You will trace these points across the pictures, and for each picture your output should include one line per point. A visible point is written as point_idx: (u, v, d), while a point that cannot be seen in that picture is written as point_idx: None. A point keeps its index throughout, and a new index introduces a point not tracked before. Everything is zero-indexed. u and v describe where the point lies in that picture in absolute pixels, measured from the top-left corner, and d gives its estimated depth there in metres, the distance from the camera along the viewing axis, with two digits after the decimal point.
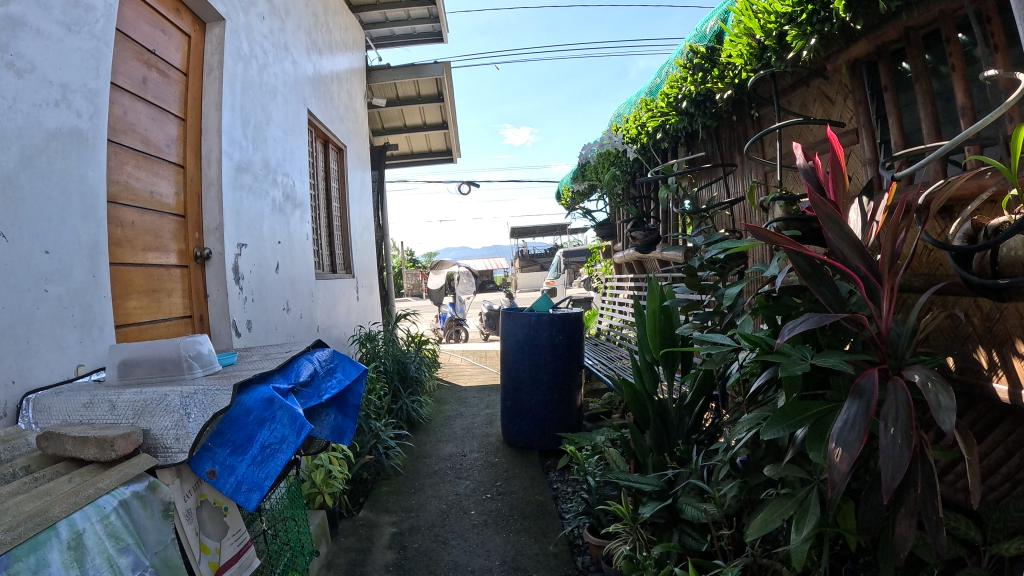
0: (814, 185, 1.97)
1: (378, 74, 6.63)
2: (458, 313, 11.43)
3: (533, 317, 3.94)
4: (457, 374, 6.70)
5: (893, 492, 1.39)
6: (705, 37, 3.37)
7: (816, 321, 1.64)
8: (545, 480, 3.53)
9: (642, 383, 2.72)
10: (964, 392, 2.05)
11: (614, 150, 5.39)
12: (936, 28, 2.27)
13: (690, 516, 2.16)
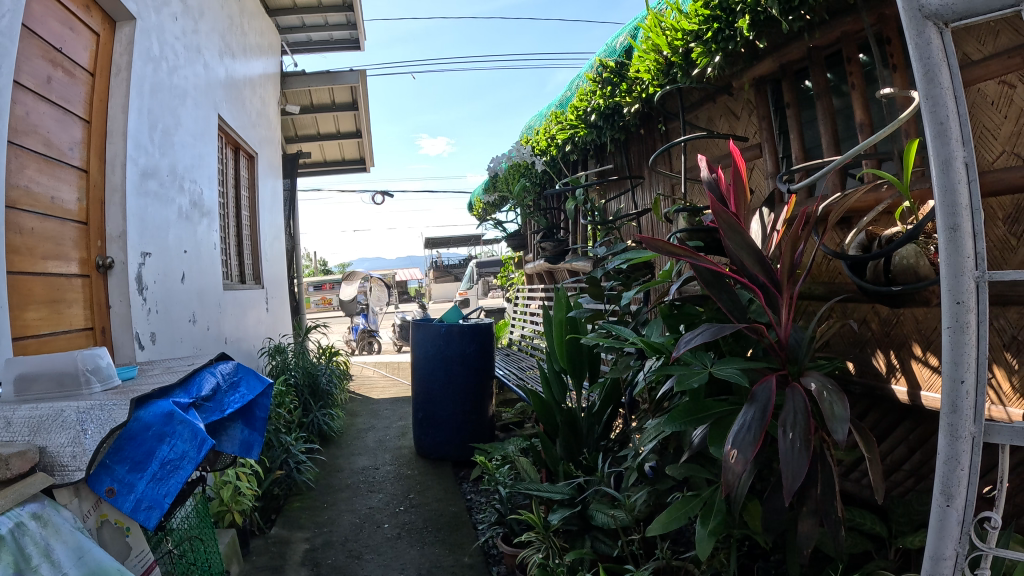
0: (717, 197, 2.04)
1: (293, 80, 6.49)
2: (370, 324, 11.28)
3: (442, 327, 3.92)
4: (370, 385, 6.60)
5: (795, 495, 1.42)
6: (615, 52, 3.44)
7: (712, 331, 1.69)
8: (459, 491, 3.51)
9: (551, 394, 2.75)
10: (864, 394, 2.16)
11: (523, 162, 5.44)
12: (838, 48, 2.39)
13: (600, 523, 2.16)
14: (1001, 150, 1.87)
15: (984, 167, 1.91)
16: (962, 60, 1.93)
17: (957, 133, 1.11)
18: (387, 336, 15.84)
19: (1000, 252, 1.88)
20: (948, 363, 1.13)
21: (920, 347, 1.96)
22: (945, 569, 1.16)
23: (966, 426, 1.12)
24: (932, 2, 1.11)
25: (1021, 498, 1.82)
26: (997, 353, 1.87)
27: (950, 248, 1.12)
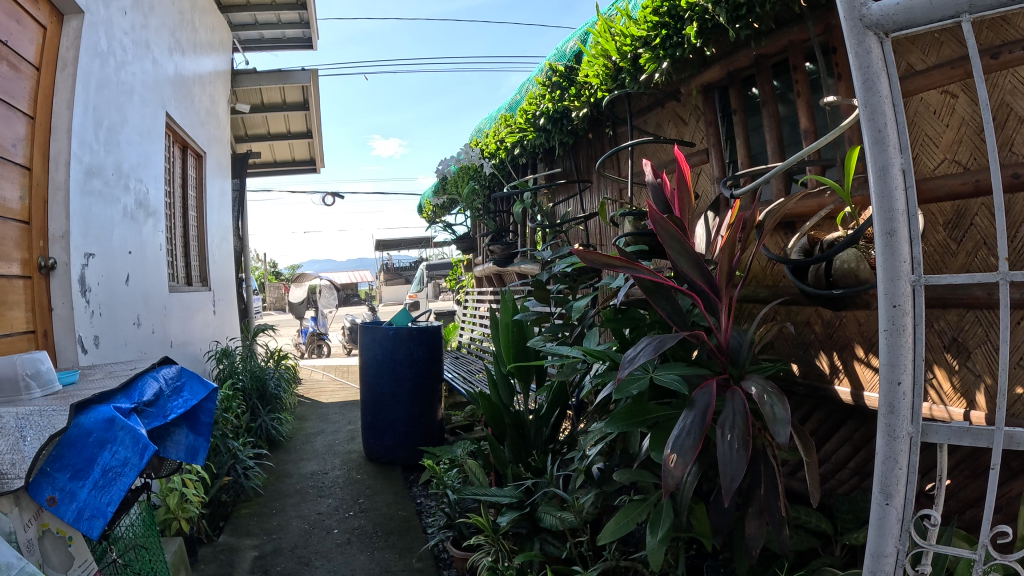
0: (661, 203, 2.07)
1: (244, 78, 6.37)
2: (320, 327, 11.13)
3: (390, 330, 3.89)
4: (319, 389, 6.51)
5: (734, 497, 1.43)
6: (565, 56, 3.46)
7: (655, 346, 1.65)
8: (408, 495, 3.48)
9: (498, 395, 2.72)
10: (808, 394, 2.20)
11: (472, 164, 5.43)
12: (784, 57, 2.44)
13: (549, 525, 2.17)
14: (942, 157, 1.92)
15: (925, 174, 1.96)
16: (905, 70, 1.99)
17: (894, 140, 1.14)
18: (336, 339, 15.67)
19: (940, 257, 1.93)
20: (885, 364, 1.16)
21: (862, 348, 2.01)
22: (886, 565, 1.18)
23: (903, 427, 1.15)
24: (873, 12, 1.14)
25: (963, 494, 1.87)
26: (937, 354, 1.92)
27: (887, 252, 1.15)
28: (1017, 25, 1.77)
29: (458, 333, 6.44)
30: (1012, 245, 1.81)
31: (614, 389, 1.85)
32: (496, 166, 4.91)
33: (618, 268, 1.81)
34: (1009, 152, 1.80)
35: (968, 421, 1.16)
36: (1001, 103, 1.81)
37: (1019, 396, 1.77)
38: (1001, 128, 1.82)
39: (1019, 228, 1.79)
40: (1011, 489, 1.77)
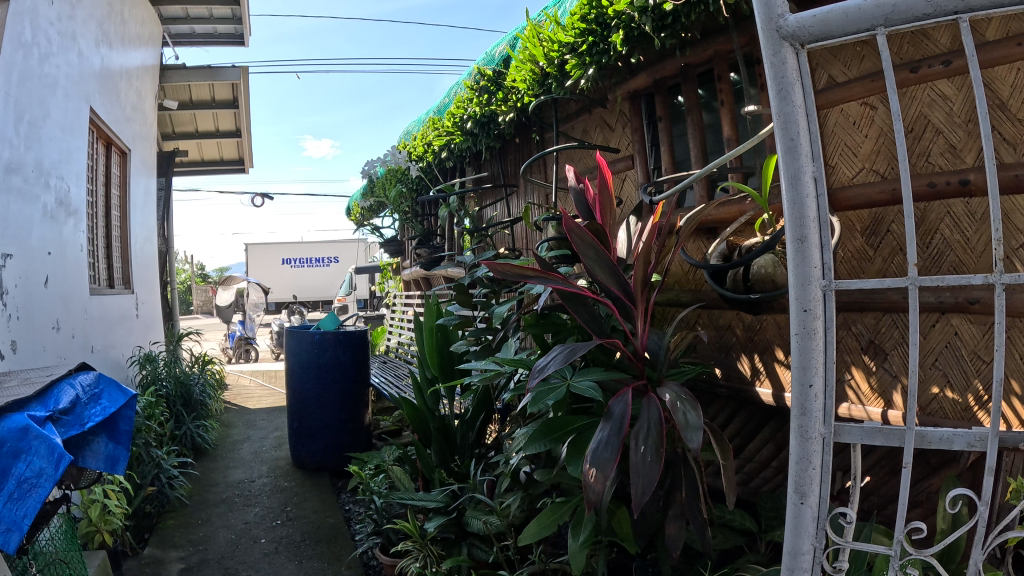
0: (584, 209, 2.08)
1: (172, 73, 6.19)
2: (247, 332, 10.86)
3: (316, 334, 3.81)
4: (246, 395, 6.34)
5: (644, 510, 1.41)
6: (493, 60, 3.47)
7: (565, 355, 1.65)
8: (336, 502, 3.42)
9: (424, 401, 2.70)
10: (731, 396, 2.26)
11: (399, 167, 5.40)
12: (709, 67, 2.49)
13: (475, 530, 2.16)
14: (860, 166, 1.99)
15: (844, 182, 2.03)
16: (827, 82, 2.05)
17: (806, 149, 1.18)
18: (264, 343, 15.33)
19: (857, 262, 2.00)
20: (797, 368, 1.19)
21: (782, 351, 2.07)
22: (803, 563, 1.21)
23: (815, 427, 1.18)
24: (789, 24, 1.17)
25: (882, 491, 1.94)
26: (855, 356, 1.99)
27: (798, 258, 1.18)
28: (934, 42, 1.85)
29: (385, 337, 6.37)
30: (926, 251, 1.88)
31: (529, 400, 1.80)
32: (423, 169, 4.88)
33: (530, 278, 1.78)
34: (926, 162, 1.88)
35: (880, 421, 1.20)
36: (918, 115, 1.89)
37: (933, 395, 1.85)
38: (918, 138, 1.90)
39: (933, 234, 1.87)
40: (927, 484, 1.85)
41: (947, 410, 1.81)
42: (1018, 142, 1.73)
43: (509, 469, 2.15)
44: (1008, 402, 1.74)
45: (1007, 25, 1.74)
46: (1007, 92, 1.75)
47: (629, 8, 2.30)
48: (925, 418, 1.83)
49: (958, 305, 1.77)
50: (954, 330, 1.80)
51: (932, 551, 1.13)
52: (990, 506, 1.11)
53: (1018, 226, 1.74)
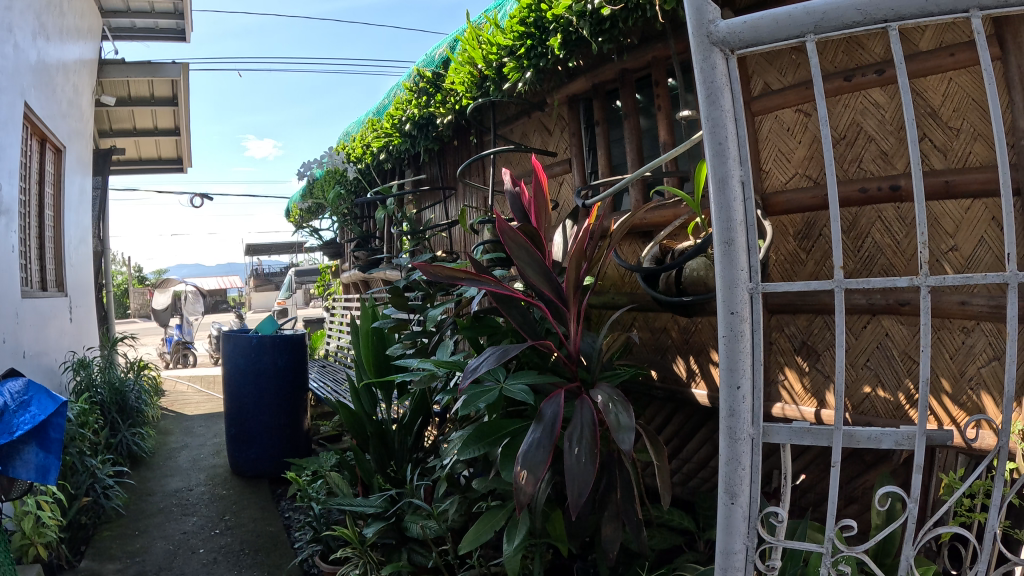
0: (519, 212, 2.05)
1: (111, 68, 6.01)
2: (185, 336, 10.59)
3: (253, 338, 3.72)
4: (183, 401, 6.18)
5: (579, 510, 1.42)
6: (433, 62, 3.46)
7: (498, 355, 1.65)
8: (276, 510, 3.36)
9: (360, 404, 2.64)
10: (666, 398, 2.32)
11: (337, 168, 5.35)
12: (647, 72, 2.53)
13: (414, 535, 2.13)
14: (793, 172, 2.04)
15: (777, 187, 2.08)
16: (763, 89, 2.10)
17: (733, 153, 1.20)
18: (202, 347, 14.99)
19: (790, 266, 2.06)
20: (726, 370, 1.21)
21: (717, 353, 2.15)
22: (736, 562, 1.23)
23: (744, 429, 1.20)
24: (720, 29, 1.19)
25: (818, 488, 1.99)
26: (788, 357, 2.04)
27: (725, 260, 1.20)
28: (868, 50, 1.89)
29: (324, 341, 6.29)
30: (857, 255, 1.94)
31: (461, 404, 1.77)
32: (361, 171, 4.84)
33: (462, 281, 1.78)
34: (858, 168, 1.94)
35: (809, 421, 1.22)
36: (852, 122, 1.94)
37: (866, 394, 1.90)
38: (850, 145, 1.95)
39: (864, 238, 1.92)
40: (861, 481, 1.90)
41: (879, 408, 1.86)
42: (949, 148, 1.80)
43: (445, 472, 2.14)
44: (938, 400, 1.79)
45: (941, 35, 1.79)
46: (938, 101, 1.81)
47: (568, 12, 2.31)
48: (857, 416, 1.89)
49: (888, 306, 1.83)
50: (885, 331, 1.86)
51: (862, 548, 1.15)
52: (918, 503, 1.13)
53: (947, 230, 1.80)
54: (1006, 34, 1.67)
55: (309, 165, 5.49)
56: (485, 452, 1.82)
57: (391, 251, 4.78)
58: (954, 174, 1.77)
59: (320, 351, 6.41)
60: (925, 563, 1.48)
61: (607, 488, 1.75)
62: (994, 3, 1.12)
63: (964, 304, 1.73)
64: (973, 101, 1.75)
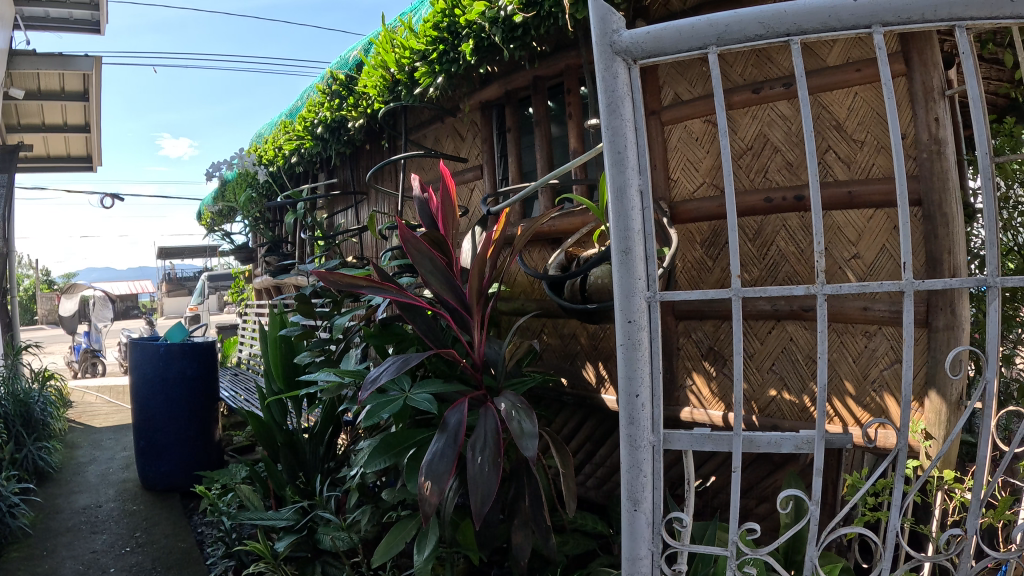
0: (427, 218, 1.99)
1: (20, 59, 5.72)
2: (94, 344, 10.19)
3: (161, 347, 3.50)
4: (93, 412, 5.93)
5: (483, 520, 1.43)
6: (347, 65, 3.42)
7: (398, 365, 1.65)
8: (188, 525, 3.22)
9: (270, 414, 2.56)
10: (577, 403, 2.38)
11: (249, 171, 5.25)
12: (559, 80, 2.56)
13: (326, 548, 2.09)
14: (701, 181, 2.09)
15: (685, 196, 2.13)
16: (673, 99, 2.13)
17: (632, 163, 1.22)
18: (111, 355, 14.37)
19: (698, 272, 2.11)
20: (624, 379, 1.22)
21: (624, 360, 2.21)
22: (642, 568, 1.24)
23: (644, 436, 1.22)
24: (623, 39, 1.21)
25: (728, 490, 2.04)
26: (696, 362, 2.09)
27: (623, 269, 1.22)
28: (777, 64, 1.95)
29: (237, 348, 6.10)
30: (763, 262, 2.00)
31: (366, 415, 1.72)
32: (273, 174, 4.76)
33: (362, 288, 1.78)
34: (763, 178, 1.99)
35: (709, 428, 1.25)
36: (759, 134, 2.00)
37: (772, 397, 1.95)
38: (757, 155, 2.00)
39: (769, 246, 1.99)
40: (770, 481, 1.96)
41: (785, 411, 1.92)
42: (853, 160, 1.87)
43: (356, 482, 2.10)
44: (842, 402, 1.86)
45: (848, 51, 1.86)
46: (844, 114, 1.88)
47: (480, 18, 2.31)
48: (764, 419, 1.94)
49: (793, 312, 1.89)
50: (789, 336, 1.92)
51: (767, 549, 1.18)
52: (820, 506, 1.17)
53: (850, 238, 1.87)
54: (912, 52, 1.73)
55: (221, 166, 5.35)
56: (390, 463, 1.79)
57: (304, 256, 4.71)
58: (857, 186, 1.84)
59: (232, 358, 6.21)
60: (831, 560, 1.50)
61: (515, 495, 1.75)
62: (896, 20, 1.15)
63: (866, 309, 1.79)
64: (878, 116, 1.82)
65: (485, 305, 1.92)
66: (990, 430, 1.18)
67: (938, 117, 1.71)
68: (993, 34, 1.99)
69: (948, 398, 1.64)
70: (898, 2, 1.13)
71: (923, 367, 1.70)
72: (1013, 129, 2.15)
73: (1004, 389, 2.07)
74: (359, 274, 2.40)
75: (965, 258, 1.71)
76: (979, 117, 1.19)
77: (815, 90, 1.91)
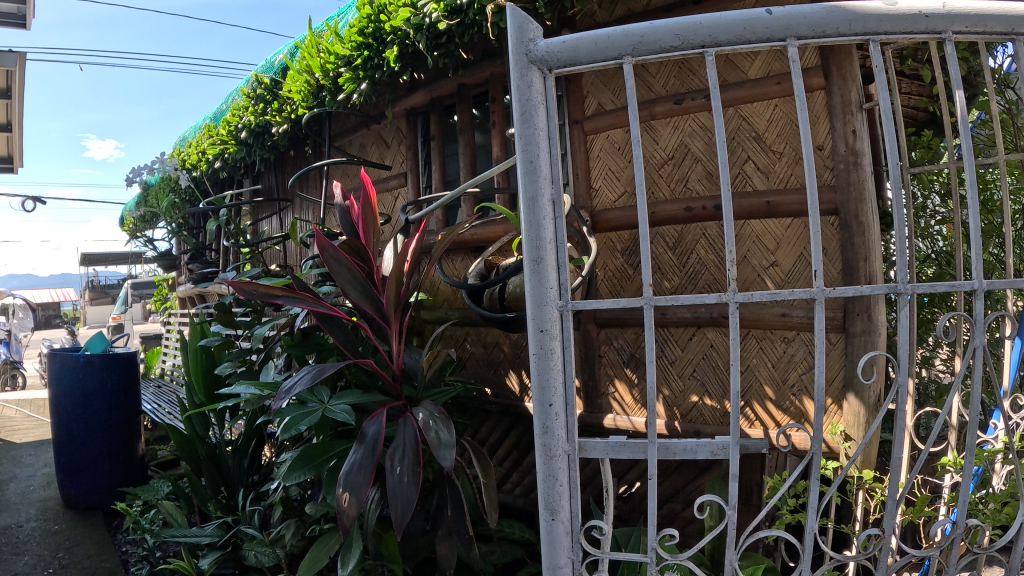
0: (348, 227, 1.98)
1: None
2: (11, 355, 9.77)
3: (81, 358, 3.33)
4: (9, 428, 5.64)
5: (404, 530, 1.42)
6: (272, 69, 3.38)
7: (314, 374, 1.65)
8: (112, 543, 3.01)
9: (193, 426, 2.47)
10: (500, 412, 2.45)
11: (172, 176, 5.13)
12: (483, 89, 2.59)
13: (252, 564, 2.03)
14: (622, 191, 2.14)
15: (606, 205, 2.17)
16: (597, 109, 2.17)
17: (545, 172, 1.21)
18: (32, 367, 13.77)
19: (618, 281, 2.15)
20: (537, 389, 1.22)
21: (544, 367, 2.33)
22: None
23: (559, 445, 1.22)
24: (539, 48, 1.21)
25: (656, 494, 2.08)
26: (618, 369, 2.16)
27: (535, 279, 1.21)
28: (698, 76, 1.99)
29: (160, 359, 5.86)
30: (683, 270, 2.05)
31: (282, 428, 1.68)
32: (196, 179, 4.66)
33: (278, 298, 1.76)
34: (684, 187, 2.04)
35: (626, 436, 1.23)
36: (680, 144, 2.04)
37: (693, 403, 1.99)
38: (678, 165, 2.05)
39: (689, 254, 2.03)
40: (696, 485, 2.03)
41: (706, 416, 1.96)
42: (771, 171, 1.92)
43: (279, 494, 2.05)
44: (762, 406, 1.90)
45: (769, 64, 1.90)
46: (763, 126, 1.93)
47: (405, 25, 2.31)
48: (687, 424, 1.98)
49: (713, 319, 1.94)
50: (709, 342, 1.97)
51: (687, 556, 1.16)
52: (737, 511, 1.15)
53: (768, 246, 1.93)
54: (831, 66, 1.79)
55: (142, 170, 5.19)
56: (310, 475, 1.75)
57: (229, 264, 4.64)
58: (774, 196, 1.90)
59: (156, 369, 5.98)
60: (755, 561, 1.53)
61: (438, 506, 1.74)
62: (811, 33, 1.17)
63: (784, 316, 1.85)
64: (796, 127, 1.87)
65: (402, 314, 1.92)
66: (903, 427, 1.16)
67: (855, 129, 1.77)
68: (914, 51, 2.07)
69: (866, 400, 1.69)
70: (812, 17, 1.16)
71: (840, 372, 1.76)
72: (929, 142, 2.23)
73: (921, 390, 2.16)
74: (280, 281, 2.36)
75: (880, 265, 1.77)
76: (890, 129, 1.15)
77: (738, 103, 1.96)
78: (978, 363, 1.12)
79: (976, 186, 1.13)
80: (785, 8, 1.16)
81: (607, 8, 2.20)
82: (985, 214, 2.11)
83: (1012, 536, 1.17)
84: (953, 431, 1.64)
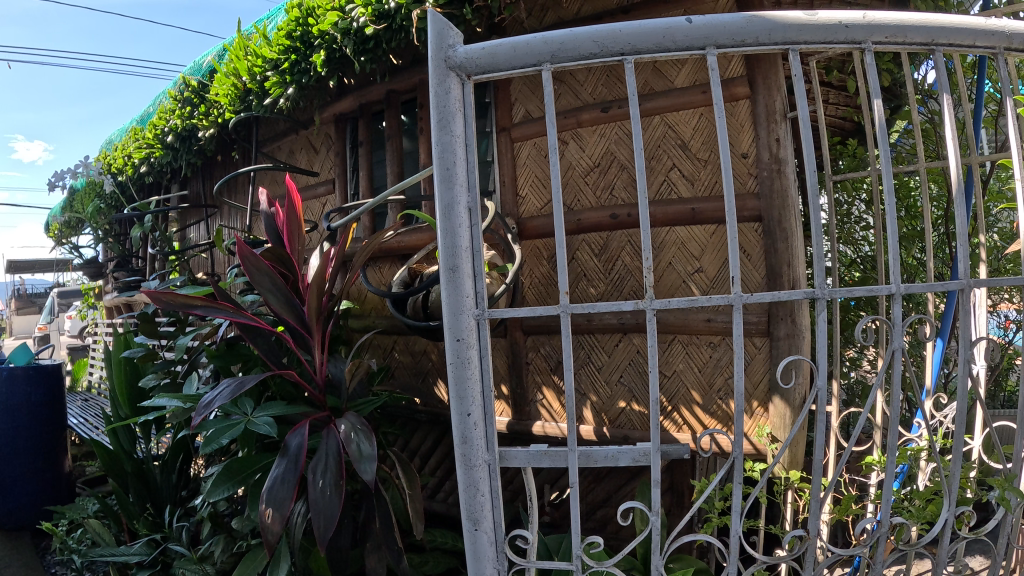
0: (274, 234, 1.95)
1: None
2: None
3: (2, 371, 3.21)
4: None
5: (326, 546, 1.41)
6: (198, 72, 3.31)
7: (234, 387, 1.62)
8: (38, 565, 2.89)
9: (118, 442, 2.39)
10: (430, 421, 2.45)
11: (97, 180, 4.98)
12: (412, 95, 2.59)
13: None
14: (548, 199, 2.15)
15: (532, 212, 2.18)
16: (524, 116, 2.18)
17: (461, 180, 1.22)
18: None
19: (545, 288, 2.15)
20: (455, 398, 1.22)
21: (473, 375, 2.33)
22: None
23: (479, 455, 1.22)
24: (458, 54, 1.21)
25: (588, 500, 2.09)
26: (546, 377, 2.17)
27: (451, 288, 1.21)
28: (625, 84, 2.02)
29: (87, 371, 5.67)
30: (609, 276, 2.07)
31: (204, 441, 1.64)
32: (122, 183, 4.54)
33: (197, 308, 1.72)
34: (609, 194, 2.06)
35: (547, 444, 1.24)
36: (607, 151, 2.06)
37: (621, 409, 2.02)
38: (605, 172, 2.07)
39: (615, 260, 2.06)
40: (627, 489, 2.08)
41: (634, 421, 1.99)
42: (696, 178, 1.96)
43: (207, 510, 2.01)
44: (689, 410, 1.93)
45: (695, 73, 1.93)
46: (689, 134, 1.96)
47: (332, 28, 2.29)
48: (615, 430, 2.00)
49: (639, 325, 1.97)
50: (636, 348, 1.99)
51: (611, 562, 1.18)
52: (661, 516, 1.17)
53: (693, 253, 1.96)
54: (756, 75, 1.83)
55: (65, 175, 5.02)
56: (235, 489, 1.72)
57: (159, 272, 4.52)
58: (699, 203, 1.94)
59: (83, 382, 5.78)
60: (686, 564, 1.55)
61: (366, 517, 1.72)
62: (730, 42, 1.19)
63: (710, 321, 1.89)
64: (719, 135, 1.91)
65: (325, 323, 1.90)
66: (825, 430, 1.17)
67: (778, 137, 1.82)
68: (839, 62, 2.14)
69: (791, 402, 1.75)
70: (731, 26, 1.18)
71: (765, 376, 1.80)
72: (852, 150, 2.30)
73: (847, 390, 2.28)
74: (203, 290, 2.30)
75: (803, 269, 1.82)
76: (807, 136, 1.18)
77: (665, 111, 1.98)
78: (897, 364, 1.15)
79: (892, 192, 1.15)
80: (704, 17, 1.18)
81: (537, 15, 2.22)
82: (906, 221, 2.23)
83: (935, 533, 1.20)
84: (878, 430, 1.68)
